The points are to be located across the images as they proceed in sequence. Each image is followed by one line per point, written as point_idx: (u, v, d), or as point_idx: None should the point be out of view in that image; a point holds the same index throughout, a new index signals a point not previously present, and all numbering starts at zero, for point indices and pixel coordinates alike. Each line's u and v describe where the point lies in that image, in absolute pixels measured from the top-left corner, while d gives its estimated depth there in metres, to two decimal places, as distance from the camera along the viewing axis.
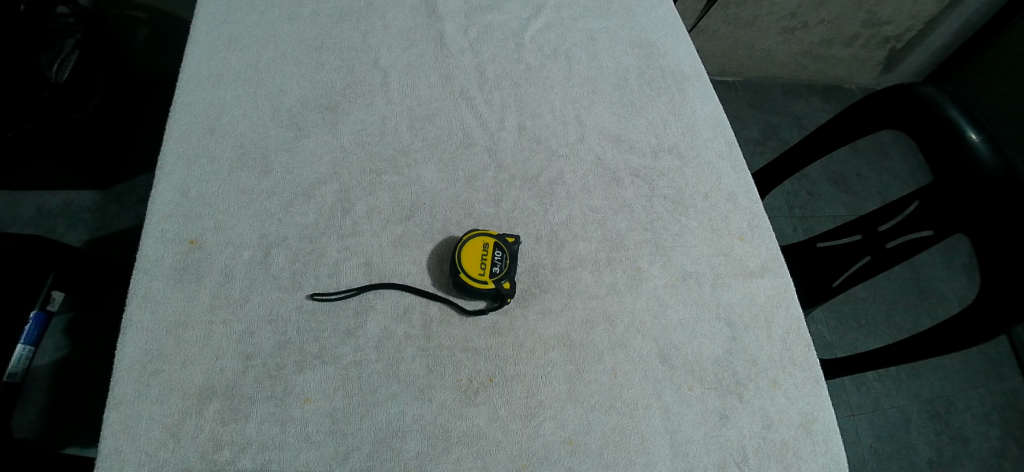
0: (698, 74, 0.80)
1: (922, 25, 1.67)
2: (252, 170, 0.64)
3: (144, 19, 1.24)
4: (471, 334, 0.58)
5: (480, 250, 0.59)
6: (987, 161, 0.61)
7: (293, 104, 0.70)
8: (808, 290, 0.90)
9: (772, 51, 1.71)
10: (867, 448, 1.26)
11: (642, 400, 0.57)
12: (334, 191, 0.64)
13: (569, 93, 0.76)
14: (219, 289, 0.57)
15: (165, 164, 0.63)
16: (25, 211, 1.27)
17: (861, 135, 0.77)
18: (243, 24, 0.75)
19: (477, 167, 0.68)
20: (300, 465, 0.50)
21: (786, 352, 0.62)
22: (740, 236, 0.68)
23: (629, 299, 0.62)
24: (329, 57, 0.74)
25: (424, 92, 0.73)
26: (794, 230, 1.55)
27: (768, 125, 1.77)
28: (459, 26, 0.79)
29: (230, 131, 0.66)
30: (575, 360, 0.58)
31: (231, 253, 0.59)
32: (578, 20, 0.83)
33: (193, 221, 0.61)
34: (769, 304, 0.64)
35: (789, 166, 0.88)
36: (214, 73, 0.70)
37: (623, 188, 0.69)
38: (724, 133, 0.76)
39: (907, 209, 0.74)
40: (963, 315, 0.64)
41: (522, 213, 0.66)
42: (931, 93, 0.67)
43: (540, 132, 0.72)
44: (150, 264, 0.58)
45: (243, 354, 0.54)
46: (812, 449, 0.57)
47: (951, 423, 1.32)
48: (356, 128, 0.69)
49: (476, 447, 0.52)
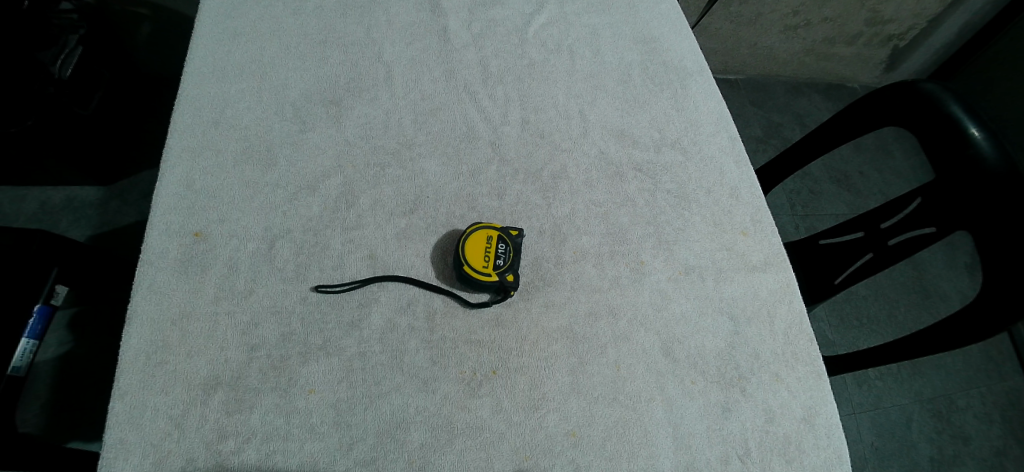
0: (701, 70, 0.80)
1: (924, 23, 1.66)
2: (256, 163, 0.65)
3: (148, 15, 1.23)
4: (474, 326, 0.58)
5: (483, 244, 0.59)
6: (989, 158, 0.61)
7: (296, 98, 0.70)
8: (809, 286, 0.90)
9: (775, 49, 1.71)
10: (868, 447, 1.26)
11: (645, 392, 0.57)
12: (337, 185, 0.64)
13: (573, 88, 0.76)
14: (224, 280, 0.57)
15: (169, 158, 0.63)
16: (27, 206, 1.27)
17: (863, 131, 0.77)
18: (249, 17, 0.75)
19: (480, 161, 0.68)
20: (304, 456, 0.50)
21: (788, 346, 0.62)
22: (743, 230, 0.68)
23: (631, 292, 0.62)
24: (333, 52, 0.74)
25: (427, 87, 0.73)
26: (796, 229, 1.55)
27: (770, 123, 1.77)
28: (463, 21, 0.79)
29: (235, 124, 0.67)
30: (577, 354, 0.58)
31: (236, 245, 0.59)
32: (582, 16, 0.83)
33: (198, 214, 0.61)
34: (771, 299, 0.64)
35: (790, 163, 0.88)
36: (219, 66, 0.71)
37: (626, 182, 0.69)
38: (727, 128, 0.76)
39: (909, 206, 0.74)
40: (966, 311, 0.64)
41: (525, 206, 0.66)
42: (934, 89, 0.67)
43: (542, 127, 0.72)
44: (155, 256, 0.58)
45: (248, 345, 0.54)
46: (814, 443, 0.57)
47: (952, 422, 1.32)
48: (360, 122, 0.69)
49: (479, 439, 0.53)
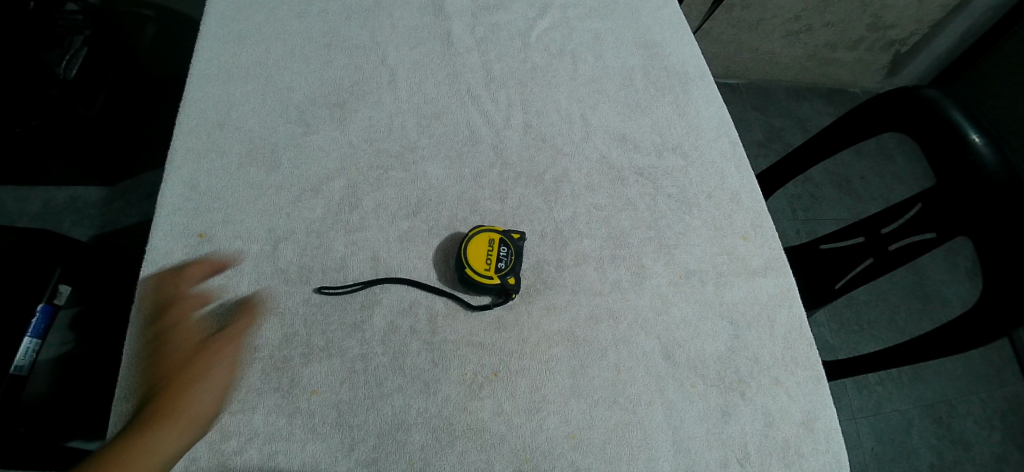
0: (702, 75, 0.81)
1: (926, 29, 1.66)
2: (260, 165, 0.65)
3: (152, 16, 1.24)
4: (476, 328, 0.58)
5: (485, 247, 0.60)
6: (989, 164, 0.61)
7: (301, 100, 0.70)
8: (810, 291, 0.90)
9: (776, 54, 1.72)
10: (868, 452, 1.26)
11: (645, 395, 0.57)
12: (341, 187, 0.65)
13: (575, 93, 0.76)
14: (227, 281, 0.58)
15: (174, 160, 0.64)
16: (31, 206, 1.28)
17: (864, 137, 0.77)
18: (255, 20, 0.76)
19: (483, 163, 0.69)
20: (306, 457, 0.51)
21: (788, 350, 0.62)
22: (744, 235, 0.69)
23: (632, 296, 0.63)
24: (337, 55, 0.75)
25: (431, 90, 0.74)
26: (796, 233, 1.56)
27: (771, 128, 1.77)
28: (466, 25, 0.80)
29: (239, 126, 0.67)
30: (578, 357, 0.58)
31: (239, 247, 0.60)
32: (584, 21, 0.83)
33: (203, 215, 0.61)
34: (771, 303, 0.65)
35: (791, 167, 0.88)
36: (224, 69, 0.71)
37: (628, 186, 0.70)
38: (728, 133, 0.76)
39: (909, 211, 0.74)
40: (966, 317, 0.64)
41: (527, 210, 0.66)
42: (934, 96, 0.68)
43: (545, 130, 0.72)
44: (159, 257, 0.58)
45: (251, 346, 0.55)
46: (813, 447, 0.57)
47: (953, 427, 1.32)
48: (364, 125, 0.69)
49: (480, 441, 0.53)
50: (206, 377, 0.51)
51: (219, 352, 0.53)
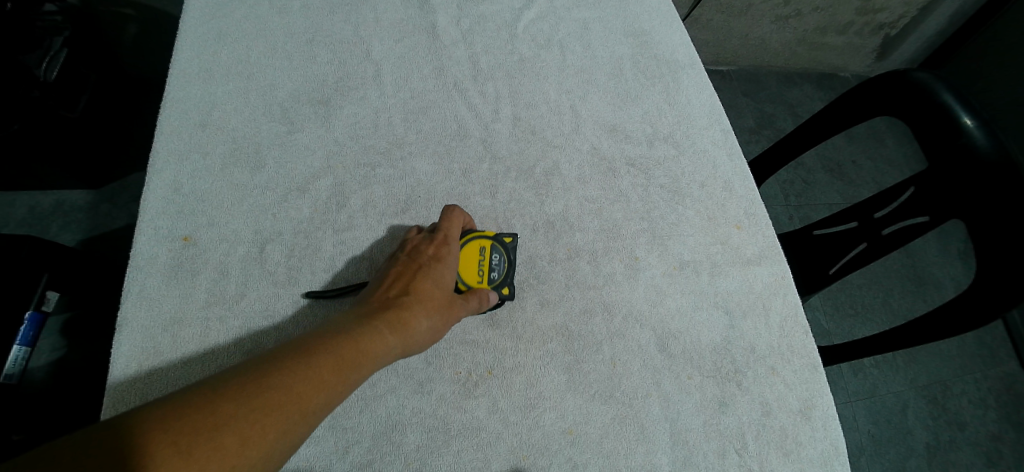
0: (692, 63, 0.80)
1: (915, 11, 1.66)
2: (244, 165, 0.64)
3: (133, 15, 1.23)
4: (469, 326, 0.58)
5: (476, 255, 0.60)
6: (983, 146, 0.61)
7: (284, 98, 0.69)
8: (803, 277, 0.90)
9: (766, 40, 1.71)
10: (865, 434, 1.27)
11: (641, 388, 0.57)
12: (328, 186, 0.64)
13: (563, 84, 0.75)
14: (214, 285, 0.57)
15: (156, 162, 0.63)
16: (16, 212, 1.26)
17: (855, 121, 0.76)
18: (235, 17, 0.74)
19: (471, 158, 0.68)
20: (300, 460, 0.50)
21: (784, 339, 0.62)
22: (737, 224, 0.68)
23: (626, 288, 0.62)
24: (320, 50, 0.73)
25: (417, 84, 0.72)
26: (790, 219, 1.56)
27: (762, 114, 1.77)
28: (452, 17, 0.78)
29: (222, 126, 0.66)
30: (573, 352, 0.58)
31: (225, 250, 0.59)
32: (571, 10, 0.82)
33: (187, 218, 0.60)
34: (766, 292, 0.64)
35: (783, 154, 0.88)
36: (204, 68, 0.70)
37: (619, 178, 0.69)
38: (720, 121, 0.75)
39: (903, 195, 0.73)
40: (961, 299, 0.64)
41: (518, 204, 0.66)
42: (925, 78, 0.67)
43: (535, 123, 0.71)
44: (143, 261, 0.57)
45: (240, 350, 0.54)
46: (811, 435, 0.57)
47: (948, 408, 1.33)
48: (350, 122, 0.68)
49: (476, 440, 0.52)
50: (431, 329, 0.53)
51: (442, 319, 0.54)
